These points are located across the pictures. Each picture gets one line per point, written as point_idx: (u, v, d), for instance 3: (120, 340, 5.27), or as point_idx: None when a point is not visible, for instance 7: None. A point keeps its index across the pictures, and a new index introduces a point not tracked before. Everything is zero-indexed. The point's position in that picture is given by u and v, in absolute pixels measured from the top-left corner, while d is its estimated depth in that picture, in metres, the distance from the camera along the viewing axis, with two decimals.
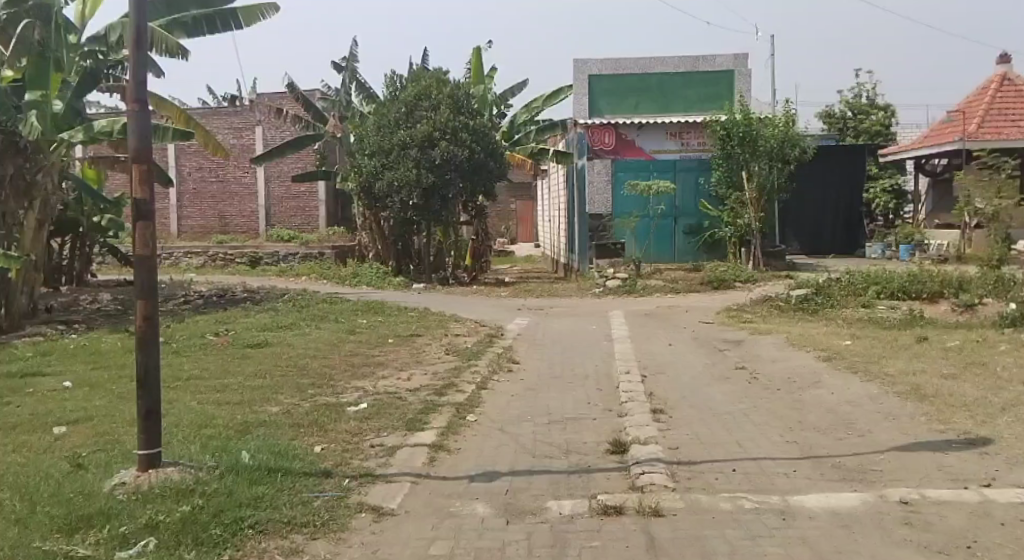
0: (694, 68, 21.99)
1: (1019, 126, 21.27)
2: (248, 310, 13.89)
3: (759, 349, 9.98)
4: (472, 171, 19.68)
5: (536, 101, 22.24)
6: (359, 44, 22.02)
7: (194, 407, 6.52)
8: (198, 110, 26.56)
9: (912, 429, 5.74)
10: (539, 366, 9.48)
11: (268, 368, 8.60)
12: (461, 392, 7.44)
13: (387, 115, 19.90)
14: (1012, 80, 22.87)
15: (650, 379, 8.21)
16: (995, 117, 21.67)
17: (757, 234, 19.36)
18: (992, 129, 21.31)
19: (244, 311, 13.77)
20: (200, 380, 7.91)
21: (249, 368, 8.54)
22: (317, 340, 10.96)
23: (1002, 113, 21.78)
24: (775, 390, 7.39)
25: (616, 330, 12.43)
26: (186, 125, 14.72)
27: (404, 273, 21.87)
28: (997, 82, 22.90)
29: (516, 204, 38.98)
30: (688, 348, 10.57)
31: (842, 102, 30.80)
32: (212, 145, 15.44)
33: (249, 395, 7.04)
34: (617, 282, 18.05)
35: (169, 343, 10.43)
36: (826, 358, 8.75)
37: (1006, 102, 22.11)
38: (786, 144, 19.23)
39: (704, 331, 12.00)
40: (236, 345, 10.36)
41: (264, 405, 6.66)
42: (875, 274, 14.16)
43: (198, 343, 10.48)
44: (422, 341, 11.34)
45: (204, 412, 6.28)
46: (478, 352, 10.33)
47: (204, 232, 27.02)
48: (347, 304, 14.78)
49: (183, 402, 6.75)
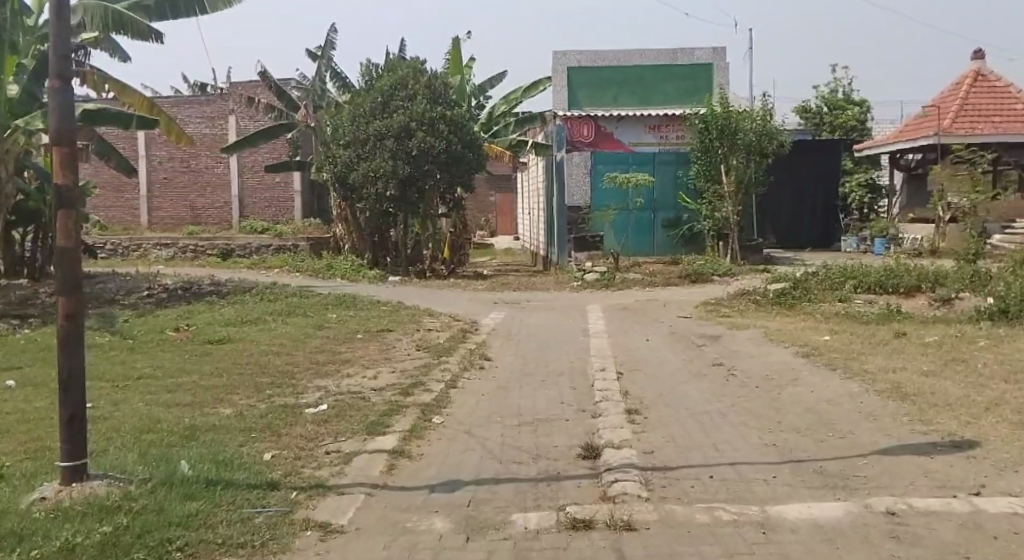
0: (674, 61, 21.75)
1: (992, 122, 21.25)
2: (214, 304, 13.50)
3: (736, 345, 9.72)
4: (449, 162, 19.31)
5: (515, 92, 21.90)
6: (335, 32, 21.58)
7: (142, 410, 6.15)
8: (168, 98, 25.91)
9: (895, 430, 5.47)
10: (511, 363, 9.17)
11: (232, 370, 8.25)
12: (431, 392, 7.14)
13: (362, 105, 19.45)
14: (986, 76, 22.81)
15: (625, 377, 7.92)
16: (968, 113, 21.61)
17: (733, 228, 19.16)
18: (966, 125, 21.25)
19: (209, 305, 13.37)
20: (158, 380, 7.55)
21: (207, 367, 8.16)
22: (285, 337, 10.60)
23: (975, 109, 21.73)
24: (752, 388, 7.13)
25: (592, 324, 12.16)
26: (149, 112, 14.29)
27: (380, 265, 21.43)
28: (971, 78, 22.82)
29: (496, 196, 38.62)
30: (665, 344, 10.30)
31: (819, 97, 30.67)
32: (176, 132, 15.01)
33: (204, 397, 6.69)
34: (595, 275, 17.77)
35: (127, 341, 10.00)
36: (804, 354, 8.49)
37: (979, 98, 22.05)
38: (764, 137, 19.01)
39: (682, 325, 11.76)
40: (197, 343, 9.94)
41: (218, 407, 6.31)
42: (852, 268, 14.00)
43: (160, 343, 10.07)
44: (392, 336, 11.02)
45: (152, 415, 5.92)
46: (449, 348, 10.01)
47: (176, 224, 26.43)
48: (319, 298, 14.37)
49: (131, 405, 6.38)
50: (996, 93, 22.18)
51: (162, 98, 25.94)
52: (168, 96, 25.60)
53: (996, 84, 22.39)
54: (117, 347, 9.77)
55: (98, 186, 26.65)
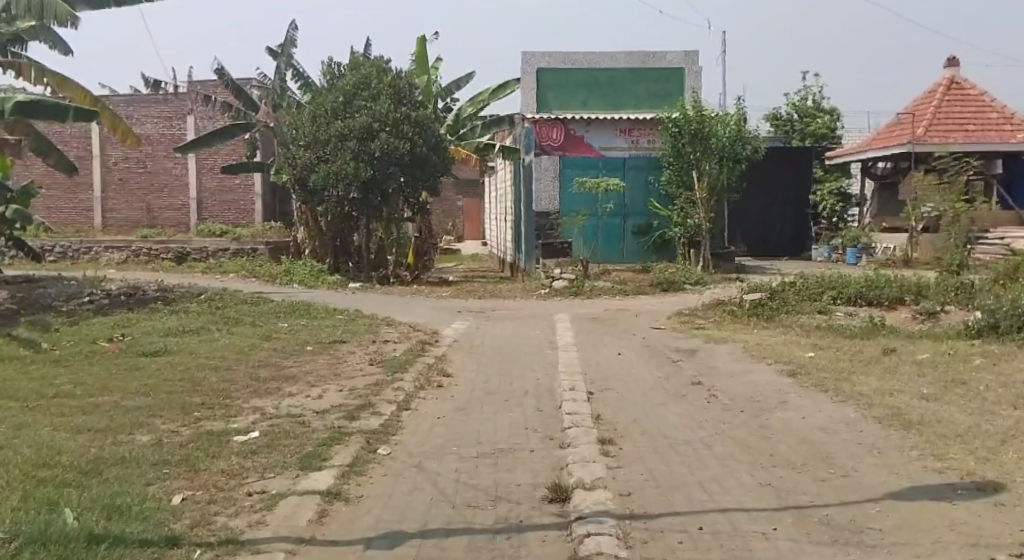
0: (645, 63, 21.27)
1: (966, 131, 21.02)
2: (155, 313, 12.62)
3: (715, 361, 9.09)
4: (414, 164, 18.58)
5: (483, 93, 21.24)
6: (296, 29, 20.69)
7: (43, 436, 5.33)
8: (123, 97, 24.85)
9: (904, 468, 4.84)
10: (471, 380, 8.46)
11: (164, 387, 7.47)
12: (381, 416, 6.41)
13: (323, 104, 18.63)
14: (960, 84, 22.59)
15: (596, 398, 7.25)
16: (942, 121, 21.36)
17: (705, 235, 18.74)
18: (940, 133, 20.99)
19: (150, 314, 12.51)
20: (78, 399, 6.75)
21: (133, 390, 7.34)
22: (229, 351, 9.84)
23: (949, 117, 21.49)
24: (736, 413, 6.49)
25: (561, 336, 11.49)
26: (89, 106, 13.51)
27: (341, 271, 20.52)
28: (946, 85, 22.59)
29: (464, 201, 37.90)
30: (639, 358, 9.66)
31: (790, 105, 30.35)
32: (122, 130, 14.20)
33: (121, 420, 5.88)
34: (564, 282, 17.14)
35: (49, 359, 9.14)
36: (790, 373, 7.88)
37: (954, 106, 21.81)
38: (737, 143, 18.47)
39: (656, 338, 11.13)
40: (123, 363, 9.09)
41: (133, 434, 5.53)
42: (830, 278, 13.49)
43: (91, 357, 9.27)
44: (345, 349, 10.26)
45: (51, 443, 5.11)
46: (406, 363, 9.28)
47: (130, 226, 25.36)
48: (273, 306, 13.56)
49: (33, 429, 5.57)
50: (972, 100, 21.96)
51: (116, 97, 24.87)
52: (121, 95, 24.53)
53: (971, 92, 22.19)
54: (40, 362, 8.92)
55: (48, 186, 25.48)
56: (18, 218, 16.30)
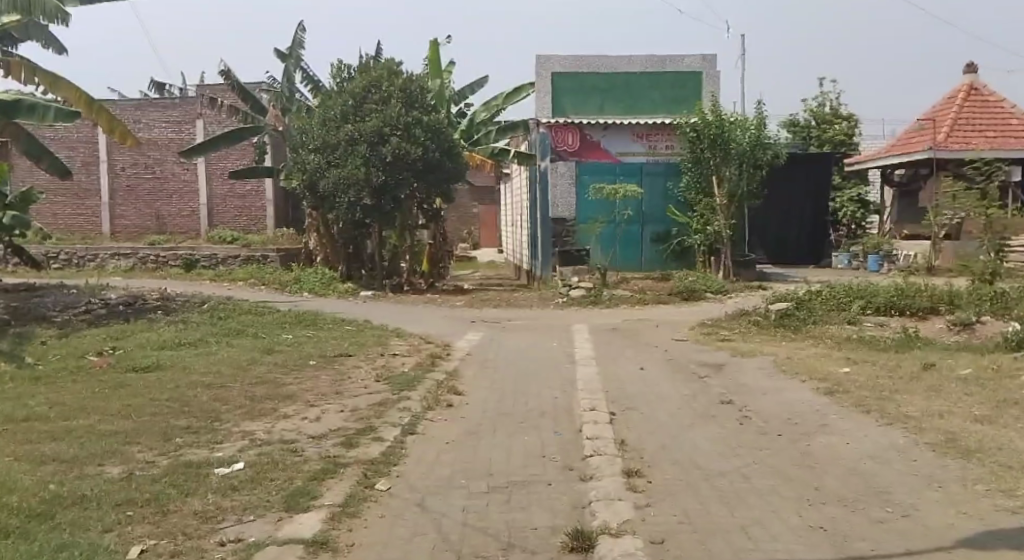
0: (661, 68, 20.65)
1: (986, 137, 20.32)
2: (152, 324, 12.14)
3: (745, 378, 8.46)
4: (427, 170, 18.11)
5: (497, 98, 20.75)
6: (305, 30, 20.33)
7: (22, 477, 5.32)
8: (131, 101, 24.53)
9: (971, 505, 4.20)
10: (484, 400, 7.91)
11: (153, 421, 7.11)
12: (385, 448, 5.96)
13: (333, 107, 18.17)
14: (980, 91, 21.88)
15: (620, 421, 6.67)
16: (963, 127, 20.64)
17: (727, 243, 18.05)
18: (960, 139, 20.29)
19: (147, 326, 12.04)
20: (58, 443, 6.42)
21: (121, 425, 6.92)
22: (227, 369, 9.43)
23: (970, 122, 20.78)
24: (773, 436, 5.86)
25: (577, 348, 10.91)
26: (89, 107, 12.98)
27: (354, 279, 20.07)
28: (965, 92, 21.87)
29: (479, 208, 37.37)
30: (662, 375, 9.06)
31: (807, 111, 29.32)
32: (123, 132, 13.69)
33: (98, 460, 5.92)
34: (582, 291, 16.56)
35: (35, 383, 8.71)
36: (826, 391, 7.23)
37: (974, 112, 21.09)
38: (757, 148, 17.91)
39: (678, 351, 10.54)
40: (113, 384, 8.68)
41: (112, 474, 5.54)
42: (857, 287, 12.82)
43: (83, 381, 8.87)
44: (351, 363, 9.76)
45: (28, 483, 5.12)
46: (415, 378, 8.76)
47: (139, 233, 25.00)
48: (277, 316, 13.08)
49: (14, 468, 5.60)
50: (990, 107, 21.28)
51: (126, 101, 24.54)
52: (130, 99, 24.22)
53: (991, 99, 21.49)
54: (29, 385, 8.67)
55: (56, 192, 25.14)
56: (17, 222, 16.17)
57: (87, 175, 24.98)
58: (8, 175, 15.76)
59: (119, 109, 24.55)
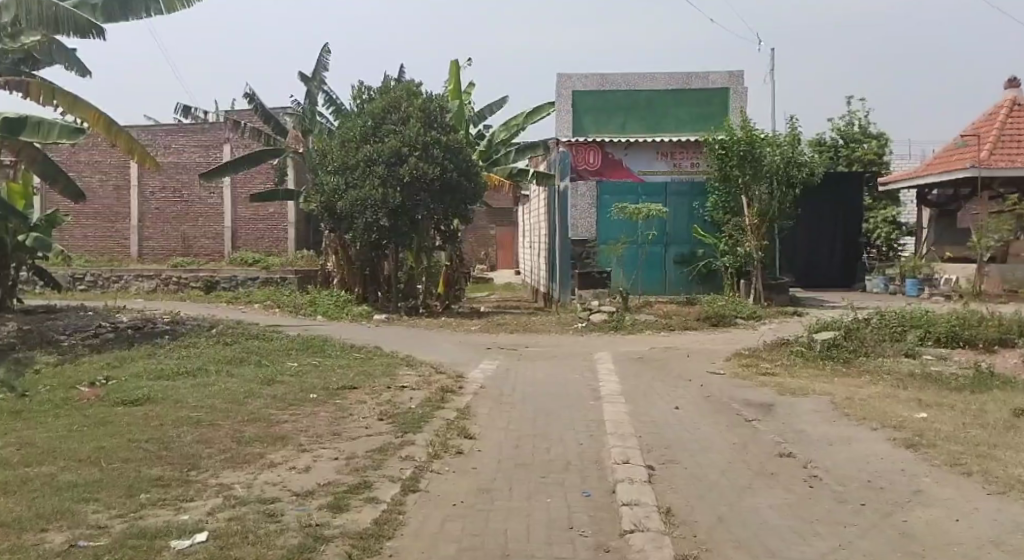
0: (686, 85, 19.58)
1: None
2: (155, 348, 10.83)
3: (800, 425, 7.41)
4: (445, 191, 17.21)
5: (516, 118, 19.74)
6: (329, 53, 18.99)
7: None
8: (162, 125, 23.84)
9: None
10: (500, 446, 6.88)
11: (123, 471, 5.88)
12: (379, 518, 4.94)
13: (352, 129, 17.30)
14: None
15: (661, 489, 5.68)
16: (1007, 143, 19.35)
17: (756, 264, 16.87)
18: (1005, 156, 18.92)
19: (150, 349, 10.73)
20: (4, 500, 5.24)
21: (87, 472, 5.80)
22: (220, 403, 8.08)
23: (1015, 139, 19.49)
24: (862, 528, 4.88)
25: (603, 381, 9.85)
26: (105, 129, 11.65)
27: (369, 301, 19.08)
28: (1008, 107, 20.65)
29: (497, 230, 36.40)
30: (701, 416, 8.02)
31: (834, 131, 27.72)
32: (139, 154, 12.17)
33: (43, 519, 4.87)
34: (603, 315, 15.48)
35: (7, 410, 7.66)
36: (921, 457, 6.24)
37: (1020, 128, 19.83)
38: (792, 165, 16.76)
39: (716, 385, 9.46)
40: (92, 412, 7.56)
41: (48, 544, 4.52)
42: (910, 314, 11.63)
43: (66, 418, 7.37)
44: (356, 397, 8.66)
45: None
46: (424, 417, 7.72)
47: (166, 256, 24.16)
48: (284, 341, 11.94)
49: None
50: None
51: (156, 125, 23.85)
52: (161, 124, 23.55)
53: None
54: (3, 422, 7.25)
55: (87, 214, 24.37)
56: (37, 246, 14.48)
57: (118, 200, 24.26)
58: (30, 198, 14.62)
59: (149, 132, 23.86)
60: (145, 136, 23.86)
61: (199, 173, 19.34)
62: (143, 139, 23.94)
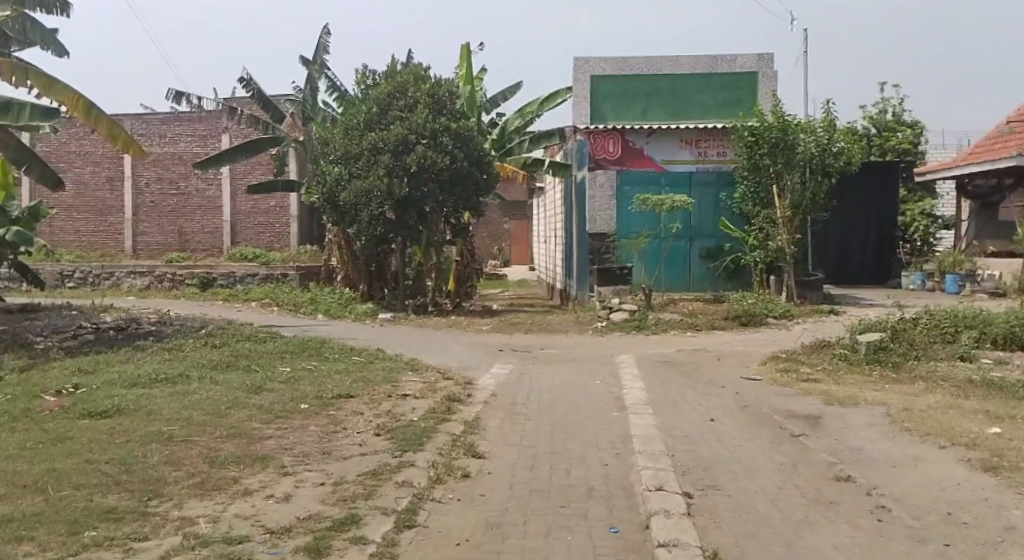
0: (712, 69, 18.63)
1: None
2: (134, 351, 10.19)
3: (856, 442, 6.58)
4: (454, 182, 16.36)
5: (531, 105, 18.93)
6: (329, 34, 18.16)
7: None
8: (157, 115, 23.27)
9: None
10: (514, 467, 6.02)
11: (71, 501, 5.04)
12: None
13: (355, 116, 16.46)
14: None
15: (708, 524, 4.80)
16: None
17: (788, 260, 15.93)
18: None
19: (126, 353, 9.97)
20: None
21: (25, 502, 4.97)
22: (200, 415, 7.23)
23: None
24: None
25: (626, 387, 9.01)
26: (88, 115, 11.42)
27: (375, 299, 18.22)
28: None
29: (510, 224, 35.54)
30: (742, 430, 7.18)
31: (866, 119, 26.73)
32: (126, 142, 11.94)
33: None
34: (624, 314, 14.57)
35: None
36: (1005, 481, 5.39)
37: None
38: (828, 154, 15.87)
39: (753, 393, 8.63)
40: (52, 425, 6.75)
41: None
42: (962, 313, 10.79)
43: (21, 433, 6.57)
44: (351, 406, 7.83)
45: None
46: (427, 431, 6.86)
47: (162, 252, 23.48)
48: (276, 343, 11.18)
49: None
50: None
51: (152, 114, 23.26)
52: (157, 113, 22.95)
53: None
54: None
55: (79, 207, 23.69)
56: (18, 239, 13.68)
57: (112, 192, 23.58)
58: (12, 189, 13.86)
59: (144, 122, 23.28)
60: (140, 125, 23.28)
61: (194, 162, 18.59)
62: (139, 129, 23.31)
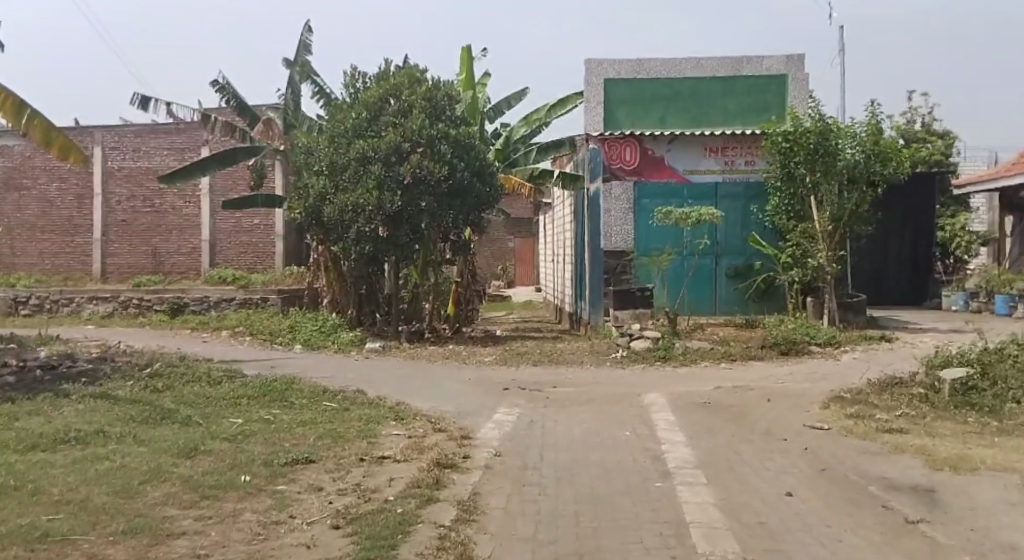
0: (736, 71, 16.90)
1: None
2: (47, 405, 8.40)
3: (1006, 534, 4.71)
4: (452, 195, 14.55)
5: (539, 111, 17.14)
6: (312, 32, 16.47)
7: None
8: (131, 126, 21.49)
9: None
10: None
11: None
12: None
13: (343, 122, 14.64)
14: None
15: None
16: None
17: (829, 281, 14.06)
18: None
19: (34, 409, 8.17)
20: None
21: None
22: (99, 498, 5.44)
23: None
24: None
25: (663, 443, 7.16)
26: (19, 115, 10.47)
27: (365, 324, 16.20)
28: None
29: (514, 242, 33.78)
30: (836, 507, 5.29)
31: (895, 128, 25.02)
32: (65, 150, 10.86)
33: None
34: (646, 342, 12.68)
35: None
36: None
37: None
38: (874, 159, 13.95)
39: (829, 452, 6.78)
40: None
41: None
42: None
43: None
44: (308, 477, 5.97)
45: None
46: (409, 520, 4.91)
47: (135, 274, 21.72)
48: (230, 387, 9.38)
49: None
50: None
51: (125, 126, 21.50)
52: (130, 124, 21.22)
53: None
54: None
55: (44, 227, 21.90)
56: None
57: (79, 210, 21.80)
58: None
59: (116, 135, 21.51)
60: (111, 137, 21.50)
61: (164, 178, 16.80)
62: (109, 142, 21.56)
